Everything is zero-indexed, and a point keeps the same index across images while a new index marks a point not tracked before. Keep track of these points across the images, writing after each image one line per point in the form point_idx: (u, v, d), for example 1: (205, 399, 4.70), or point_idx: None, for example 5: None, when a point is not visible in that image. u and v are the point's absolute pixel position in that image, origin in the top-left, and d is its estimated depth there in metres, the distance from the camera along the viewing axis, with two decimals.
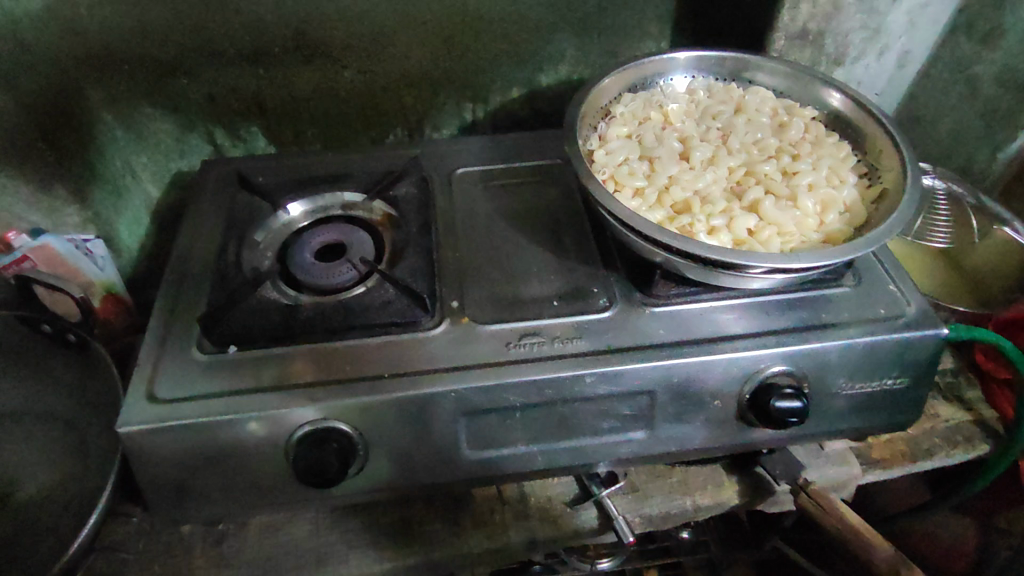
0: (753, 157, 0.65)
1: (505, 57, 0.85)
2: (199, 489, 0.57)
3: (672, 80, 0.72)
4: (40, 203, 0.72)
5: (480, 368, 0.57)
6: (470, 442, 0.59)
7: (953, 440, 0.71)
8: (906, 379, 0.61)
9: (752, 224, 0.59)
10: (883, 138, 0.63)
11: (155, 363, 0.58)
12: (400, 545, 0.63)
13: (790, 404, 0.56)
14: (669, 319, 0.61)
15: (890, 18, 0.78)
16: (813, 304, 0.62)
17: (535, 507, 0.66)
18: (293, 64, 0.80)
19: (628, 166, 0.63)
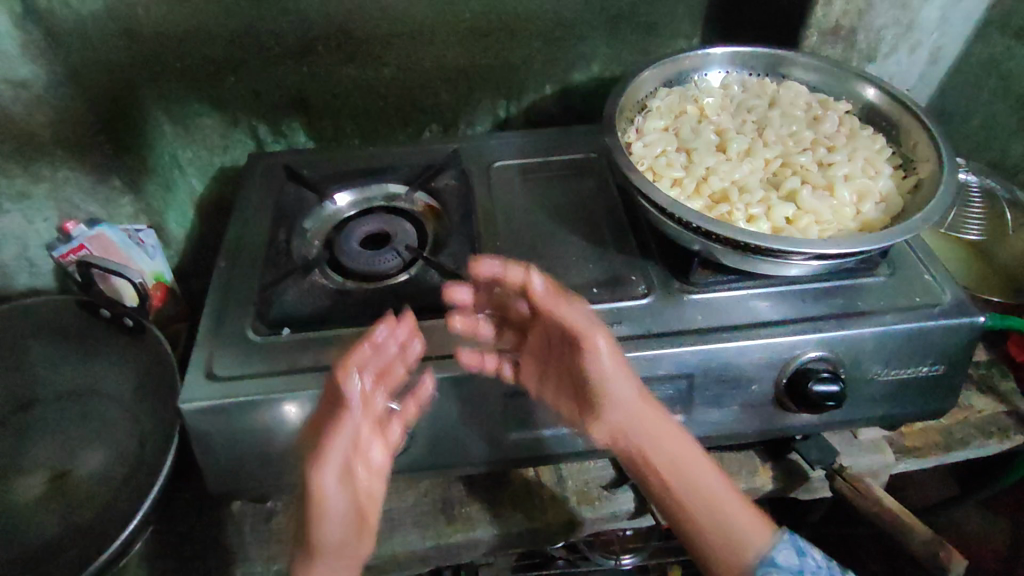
0: (789, 149, 0.67)
1: (539, 54, 0.87)
2: (254, 465, 0.59)
3: (707, 76, 0.74)
4: (98, 194, 0.75)
5: (524, 351, 0.59)
6: (513, 424, 0.61)
7: (987, 429, 0.71)
8: (942, 367, 0.62)
9: (791, 213, 0.60)
10: (919, 131, 0.65)
11: (212, 344, 0.61)
12: (443, 523, 0.65)
13: (827, 389, 0.57)
14: (706, 306, 0.62)
15: (922, 15, 0.79)
16: (848, 292, 0.63)
17: (572, 489, 0.67)
18: (336, 61, 0.83)
19: (666, 158, 0.65)
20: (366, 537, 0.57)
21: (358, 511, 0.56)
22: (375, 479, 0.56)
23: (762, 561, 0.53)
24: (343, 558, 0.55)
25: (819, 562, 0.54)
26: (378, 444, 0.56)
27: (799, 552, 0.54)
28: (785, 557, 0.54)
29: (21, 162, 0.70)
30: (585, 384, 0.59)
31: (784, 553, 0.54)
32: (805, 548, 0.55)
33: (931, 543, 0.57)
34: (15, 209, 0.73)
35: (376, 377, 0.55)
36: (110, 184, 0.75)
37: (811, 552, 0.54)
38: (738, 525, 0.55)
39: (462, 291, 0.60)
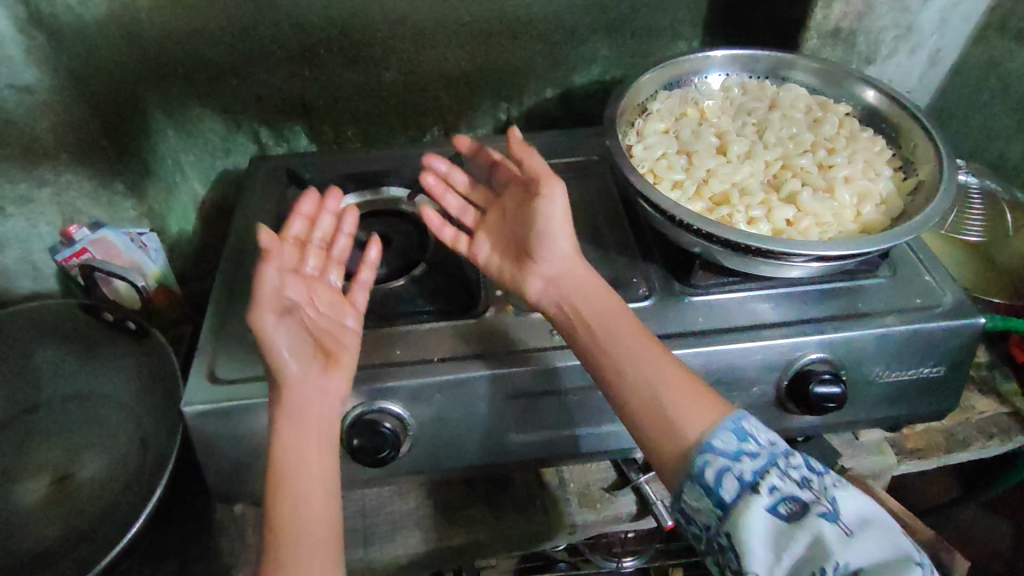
0: (789, 151, 0.67)
1: (540, 58, 0.88)
2: (257, 468, 0.59)
3: (707, 78, 0.74)
4: (100, 198, 0.75)
5: (525, 353, 0.59)
6: (514, 426, 0.61)
7: (989, 431, 0.71)
8: (943, 368, 0.62)
9: (791, 215, 0.60)
10: (919, 133, 0.65)
11: (214, 347, 0.61)
12: (443, 526, 0.65)
13: (829, 390, 0.57)
14: (707, 308, 0.62)
15: (922, 17, 0.79)
16: (849, 293, 0.63)
17: (574, 491, 0.67)
18: (337, 65, 0.83)
19: (666, 160, 0.65)
20: (335, 371, 0.54)
21: (316, 339, 0.54)
22: (341, 330, 0.57)
23: (702, 450, 0.47)
24: (313, 393, 0.52)
25: (763, 443, 0.47)
26: (329, 300, 0.57)
27: (742, 437, 0.47)
28: (724, 441, 0.47)
29: (24, 166, 0.70)
30: (531, 239, 0.61)
31: (724, 437, 0.47)
32: (749, 429, 0.48)
33: (933, 544, 0.59)
34: (18, 214, 0.74)
35: (316, 246, 0.59)
36: (113, 188, 0.75)
37: (755, 435, 0.47)
38: (687, 411, 0.49)
39: (457, 171, 0.67)
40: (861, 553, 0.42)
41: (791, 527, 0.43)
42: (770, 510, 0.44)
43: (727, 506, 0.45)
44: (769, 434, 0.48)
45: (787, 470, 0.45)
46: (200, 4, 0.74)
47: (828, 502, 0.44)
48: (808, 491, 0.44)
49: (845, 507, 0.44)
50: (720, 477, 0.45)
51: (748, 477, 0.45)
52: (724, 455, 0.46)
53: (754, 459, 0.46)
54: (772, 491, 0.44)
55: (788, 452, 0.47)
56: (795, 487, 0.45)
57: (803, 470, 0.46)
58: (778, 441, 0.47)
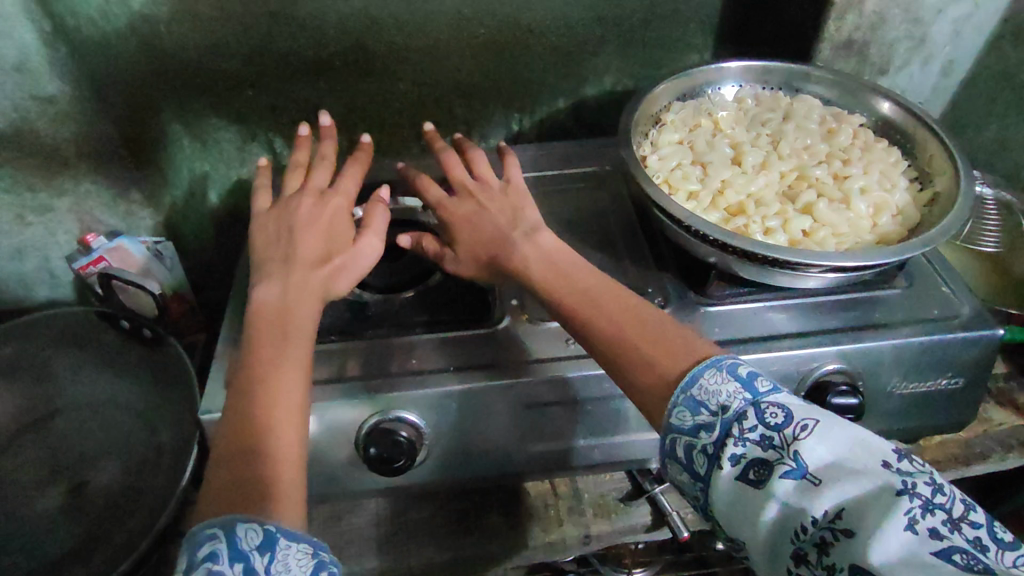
0: (805, 161, 0.67)
1: (553, 68, 0.88)
2: None
3: (722, 89, 0.74)
4: (118, 207, 0.76)
5: (542, 362, 0.59)
6: (531, 435, 0.61)
7: (1007, 443, 0.70)
8: (962, 379, 0.61)
9: (807, 226, 0.60)
10: (936, 144, 0.65)
11: (231, 355, 0.61)
12: (458, 537, 0.65)
13: (847, 402, 0.57)
14: (722, 319, 0.62)
15: (935, 28, 0.79)
16: (866, 304, 0.63)
17: (589, 501, 0.67)
18: (353, 76, 0.84)
19: (681, 171, 0.65)
20: None
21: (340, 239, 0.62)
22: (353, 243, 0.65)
23: (667, 430, 0.46)
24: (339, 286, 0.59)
25: (716, 409, 0.44)
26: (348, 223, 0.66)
27: (694, 408, 0.45)
28: (681, 416, 0.45)
29: (45, 176, 0.71)
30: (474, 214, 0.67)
31: (679, 414, 0.45)
32: (699, 396, 0.45)
33: None
34: (38, 223, 0.75)
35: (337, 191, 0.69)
36: (131, 198, 0.76)
37: (707, 401, 0.44)
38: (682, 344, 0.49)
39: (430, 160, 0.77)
40: (838, 499, 0.37)
41: (759, 493, 0.40)
42: (737, 479, 0.41)
43: (704, 480, 0.44)
44: (723, 391, 0.44)
45: (743, 435, 0.42)
46: (220, 16, 0.76)
47: (791, 457, 0.39)
48: (770, 449, 0.40)
49: (813, 456, 0.39)
50: (689, 455, 0.44)
51: (710, 452, 0.43)
52: (684, 433, 0.45)
53: (711, 431, 0.43)
54: (733, 461, 0.42)
55: (743, 411, 0.42)
56: (757, 448, 0.41)
57: (763, 426, 0.41)
58: (734, 401, 0.43)
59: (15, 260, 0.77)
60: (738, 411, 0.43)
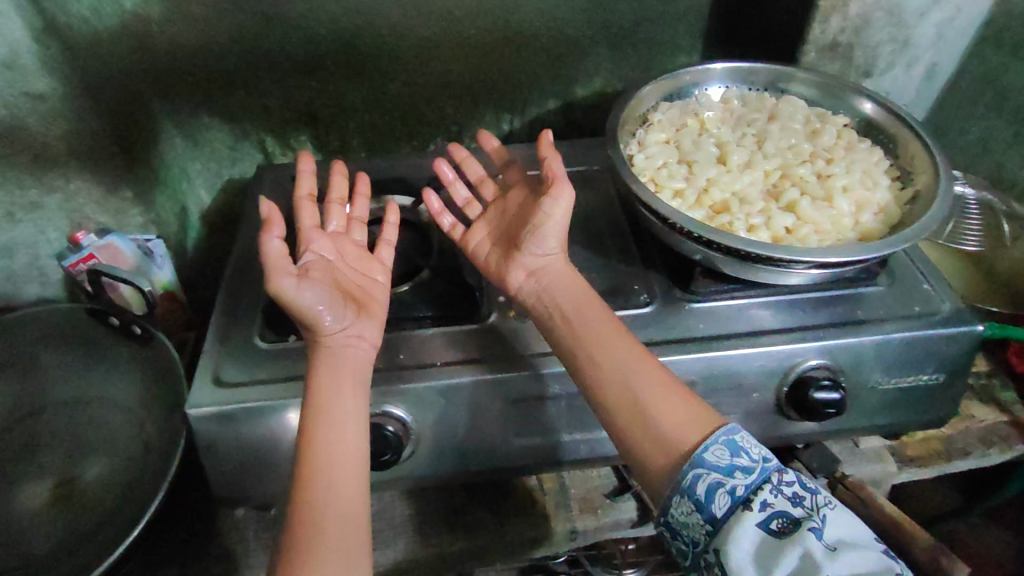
0: (788, 160, 0.67)
1: (543, 70, 0.89)
2: (259, 469, 0.60)
3: (708, 90, 0.75)
4: (109, 205, 0.76)
5: (529, 358, 0.60)
6: (517, 430, 0.61)
7: (988, 439, 0.71)
8: (943, 375, 0.62)
9: (790, 223, 0.60)
10: (916, 143, 0.66)
11: (221, 350, 0.61)
12: (445, 531, 0.65)
13: (828, 396, 0.58)
14: (708, 315, 0.63)
15: (918, 31, 0.80)
16: (849, 301, 0.64)
17: (574, 496, 0.68)
18: (344, 76, 0.84)
19: (667, 169, 0.66)
20: (366, 318, 0.58)
21: (347, 290, 0.58)
22: (371, 284, 0.61)
23: (696, 463, 0.48)
24: (349, 338, 0.55)
25: (756, 457, 0.48)
26: (357, 256, 0.62)
27: (733, 451, 0.48)
28: (717, 455, 0.48)
29: (36, 173, 0.71)
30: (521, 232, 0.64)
31: (716, 452, 0.48)
32: (741, 443, 0.49)
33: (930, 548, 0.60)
34: (27, 221, 0.74)
35: (362, 221, 0.64)
36: (122, 195, 0.76)
37: (748, 449, 0.48)
38: (674, 421, 0.51)
39: (473, 161, 0.71)
40: (847, 569, 0.42)
41: (780, 541, 0.44)
42: (761, 526, 0.44)
43: (717, 521, 0.46)
44: (762, 448, 0.49)
45: (779, 486, 0.46)
46: (212, 16, 0.76)
47: (819, 518, 0.44)
48: (800, 507, 0.45)
49: (832, 526, 0.44)
50: (711, 492, 0.47)
51: (739, 493, 0.46)
52: (716, 470, 0.47)
53: (747, 474, 0.47)
54: (763, 506, 0.45)
55: (781, 467, 0.47)
56: (787, 503, 0.45)
57: (798, 485, 0.46)
58: (772, 456, 0.48)
59: (5, 257, 0.77)
60: (776, 464, 0.48)
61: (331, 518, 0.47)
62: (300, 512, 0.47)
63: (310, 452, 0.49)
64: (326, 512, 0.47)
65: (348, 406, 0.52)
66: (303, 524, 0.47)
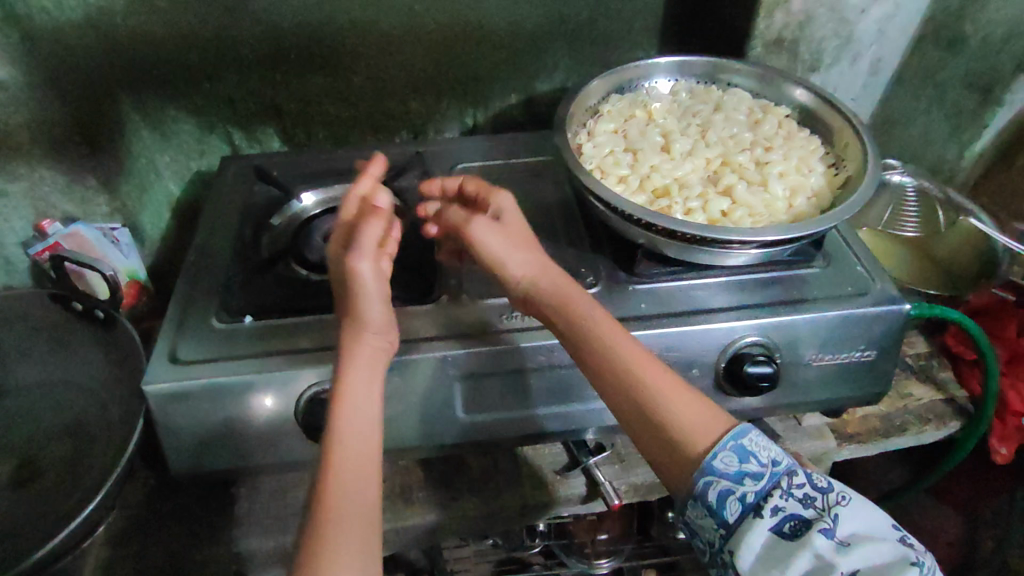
0: (729, 148, 0.70)
1: (503, 65, 0.92)
2: (214, 445, 0.61)
3: (656, 83, 0.78)
4: (73, 193, 0.78)
5: (477, 336, 0.62)
6: (466, 406, 0.63)
7: (925, 416, 0.74)
8: (874, 352, 0.65)
9: (726, 206, 0.63)
10: (848, 132, 0.69)
11: (178, 330, 0.63)
12: (400, 506, 0.67)
13: (761, 370, 0.61)
14: (651, 295, 0.65)
15: (860, 27, 0.84)
16: (785, 281, 0.67)
17: (527, 473, 0.70)
18: (308, 69, 0.87)
19: (613, 157, 0.69)
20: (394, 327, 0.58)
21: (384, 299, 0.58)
22: None
23: (705, 470, 0.52)
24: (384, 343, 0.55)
25: (764, 462, 0.52)
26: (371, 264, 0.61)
27: (742, 457, 0.52)
28: (726, 462, 0.52)
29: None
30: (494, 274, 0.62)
31: (724, 458, 0.52)
32: (749, 448, 0.52)
33: None
34: None
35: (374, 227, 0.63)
36: (86, 183, 0.78)
37: (756, 453, 0.52)
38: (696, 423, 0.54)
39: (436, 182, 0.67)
40: (859, 561, 0.46)
41: (793, 543, 0.48)
42: (773, 529, 0.49)
43: (730, 525, 0.50)
44: (769, 450, 0.53)
45: (790, 490, 0.50)
46: (175, 10, 0.78)
47: (830, 518, 0.48)
48: (811, 508, 0.49)
49: (846, 524, 0.48)
50: (723, 499, 0.51)
51: (750, 499, 0.50)
52: (726, 478, 0.51)
53: (756, 481, 0.50)
54: (774, 510, 0.49)
55: (789, 470, 0.51)
56: (798, 505, 0.49)
57: (807, 486, 0.50)
58: (780, 458, 0.52)
59: None
60: (784, 467, 0.51)
61: (353, 513, 0.47)
62: (322, 506, 0.47)
63: (335, 451, 0.50)
64: (351, 509, 0.47)
65: (374, 413, 0.52)
66: (324, 513, 0.47)
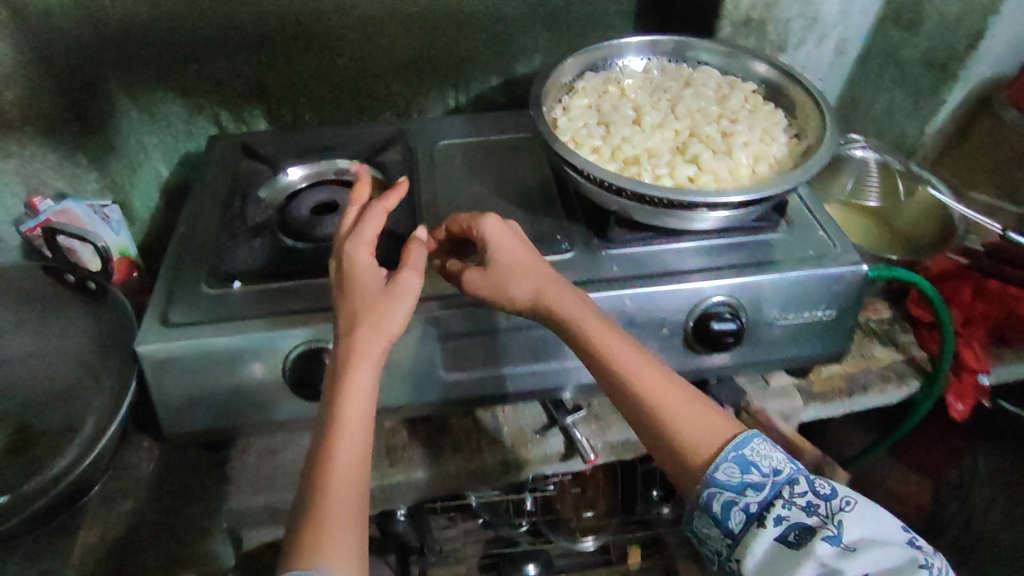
0: (697, 121, 0.74)
1: (483, 47, 0.95)
2: (204, 405, 0.64)
3: (628, 61, 0.81)
4: (65, 170, 0.81)
5: (456, 298, 0.65)
6: (447, 365, 0.66)
7: (887, 376, 0.78)
8: (834, 311, 0.69)
9: (692, 173, 0.67)
10: (810, 104, 0.72)
11: (168, 295, 0.66)
12: (385, 465, 0.70)
13: (725, 326, 0.65)
14: (622, 259, 0.69)
15: (824, 8, 0.88)
16: (750, 245, 0.70)
17: (507, 433, 0.73)
18: (293, 51, 0.89)
19: (586, 129, 0.72)
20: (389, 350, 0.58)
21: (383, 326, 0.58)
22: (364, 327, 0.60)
23: (709, 482, 0.54)
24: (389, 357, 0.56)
25: (766, 471, 0.54)
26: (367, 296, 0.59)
27: (744, 467, 0.54)
28: (729, 474, 0.54)
29: None
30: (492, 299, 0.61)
31: (727, 470, 0.54)
32: (750, 457, 0.54)
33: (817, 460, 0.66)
34: None
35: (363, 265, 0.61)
36: (77, 160, 0.81)
37: (758, 463, 0.54)
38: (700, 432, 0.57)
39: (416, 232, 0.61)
40: (867, 565, 0.49)
41: (799, 552, 0.50)
42: (779, 538, 0.51)
43: (735, 535, 0.53)
44: (771, 458, 0.55)
45: (791, 499, 0.53)
46: None
47: (834, 526, 0.51)
48: (815, 516, 0.52)
49: (851, 529, 0.51)
50: (726, 510, 0.53)
51: (753, 509, 0.53)
52: (728, 489, 0.54)
53: (758, 491, 0.53)
54: (778, 520, 0.52)
55: (790, 478, 0.54)
56: (801, 513, 0.52)
57: (810, 493, 0.53)
58: (783, 467, 0.54)
59: None
60: (786, 475, 0.54)
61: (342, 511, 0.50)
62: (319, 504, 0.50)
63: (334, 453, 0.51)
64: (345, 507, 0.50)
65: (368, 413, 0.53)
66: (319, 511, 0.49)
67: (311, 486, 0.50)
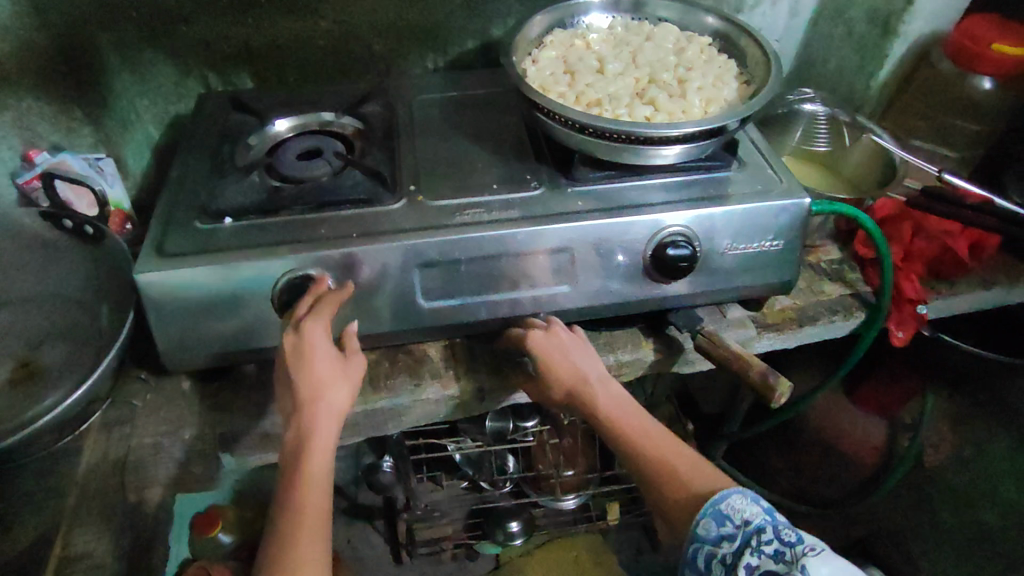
0: (655, 69, 0.79)
1: (459, 10, 1.00)
2: (199, 333, 0.69)
3: (593, 18, 0.87)
4: (60, 124, 0.85)
5: (432, 229, 0.69)
6: (425, 293, 0.71)
7: (835, 309, 0.84)
8: (781, 242, 0.75)
9: (648, 114, 0.72)
10: (758, 52, 0.78)
11: (163, 230, 0.70)
12: (368, 391, 0.75)
13: (680, 253, 0.70)
14: (587, 195, 0.74)
15: None
16: (704, 182, 0.76)
17: (483, 361, 0.79)
18: (277, 14, 0.93)
19: (552, 77, 0.77)
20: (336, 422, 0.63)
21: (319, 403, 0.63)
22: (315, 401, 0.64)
23: (692, 538, 0.58)
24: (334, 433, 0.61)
25: (738, 523, 0.57)
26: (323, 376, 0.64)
27: (719, 521, 0.57)
28: (707, 528, 0.58)
29: None
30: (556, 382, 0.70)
31: (705, 525, 0.58)
32: (725, 511, 0.58)
33: (764, 372, 0.70)
34: None
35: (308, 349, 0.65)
36: (72, 115, 0.85)
37: (732, 516, 0.57)
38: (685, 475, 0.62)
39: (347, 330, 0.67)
40: None
41: None
42: None
43: None
44: (745, 509, 0.57)
45: (760, 547, 0.55)
46: None
47: (797, 570, 0.53)
48: (782, 562, 0.54)
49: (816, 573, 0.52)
50: (708, 562, 0.57)
51: (728, 559, 0.56)
52: (707, 542, 0.57)
53: (731, 542, 0.56)
54: (748, 569, 0.55)
55: (760, 527, 0.56)
56: (770, 560, 0.55)
57: (778, 541, 0.55)
58: (754, 517, 0.57)
59: None
60: (756, 525, 0.56)
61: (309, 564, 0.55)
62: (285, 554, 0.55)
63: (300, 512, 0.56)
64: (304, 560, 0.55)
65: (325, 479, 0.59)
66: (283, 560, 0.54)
67: (278, 541, 0.55)
